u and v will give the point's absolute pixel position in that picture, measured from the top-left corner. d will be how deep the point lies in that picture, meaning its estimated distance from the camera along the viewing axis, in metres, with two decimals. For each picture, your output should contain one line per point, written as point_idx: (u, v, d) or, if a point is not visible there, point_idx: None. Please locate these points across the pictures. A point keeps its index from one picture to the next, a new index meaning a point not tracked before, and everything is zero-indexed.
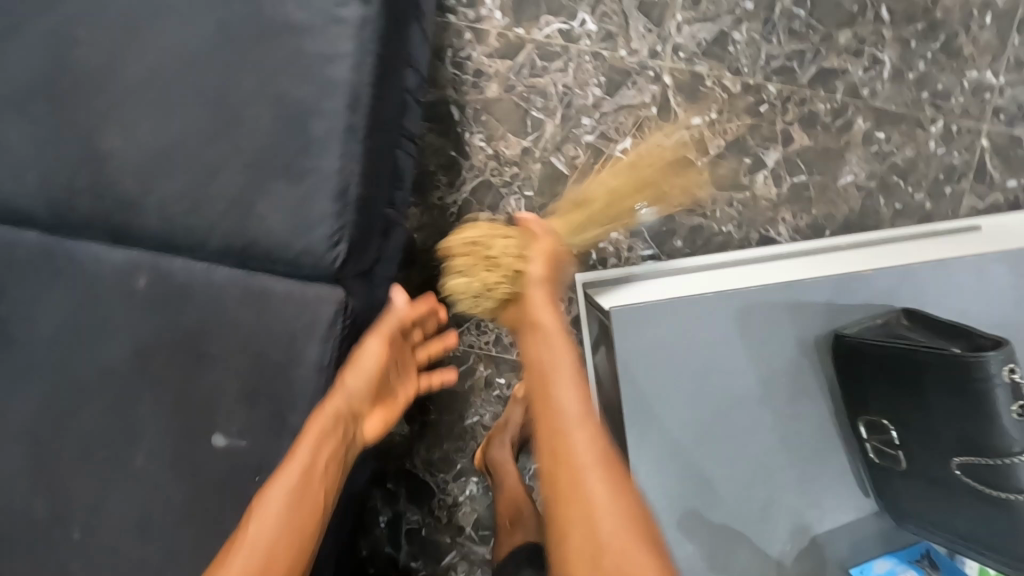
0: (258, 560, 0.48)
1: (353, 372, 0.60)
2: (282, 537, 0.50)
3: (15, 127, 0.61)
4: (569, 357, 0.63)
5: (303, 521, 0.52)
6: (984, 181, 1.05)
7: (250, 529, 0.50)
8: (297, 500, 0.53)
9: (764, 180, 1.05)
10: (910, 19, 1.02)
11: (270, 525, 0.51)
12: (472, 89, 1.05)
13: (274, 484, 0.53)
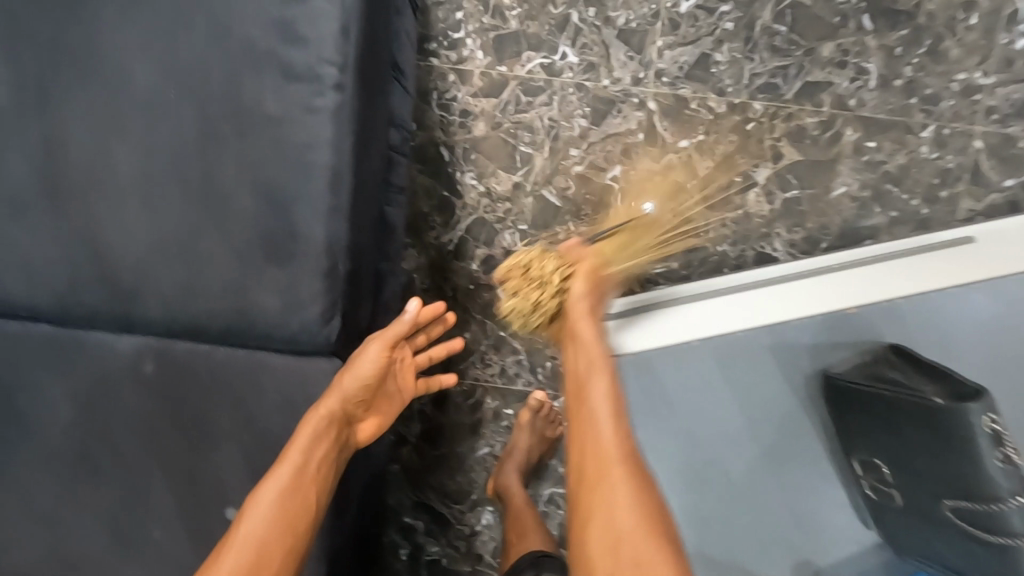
0: (245, 560, 0.54)
1: (344, 380, 0.62)
2: (271, 538, 0.56)
3: (15, 227, 0.63)
4: (603, 392, 0.73)
5: (287, 532, 0.57)
6: (980, 183, 1.04)
7: (240, 528, 0.56)
8: (286, 498, 0.57)
9: (756, 198, 1.06)
10: (893, 26, 1.01)
11: (259, 521, 0.56)
12: (460, 129, 1.06)
13: (266, 484, 0.58)
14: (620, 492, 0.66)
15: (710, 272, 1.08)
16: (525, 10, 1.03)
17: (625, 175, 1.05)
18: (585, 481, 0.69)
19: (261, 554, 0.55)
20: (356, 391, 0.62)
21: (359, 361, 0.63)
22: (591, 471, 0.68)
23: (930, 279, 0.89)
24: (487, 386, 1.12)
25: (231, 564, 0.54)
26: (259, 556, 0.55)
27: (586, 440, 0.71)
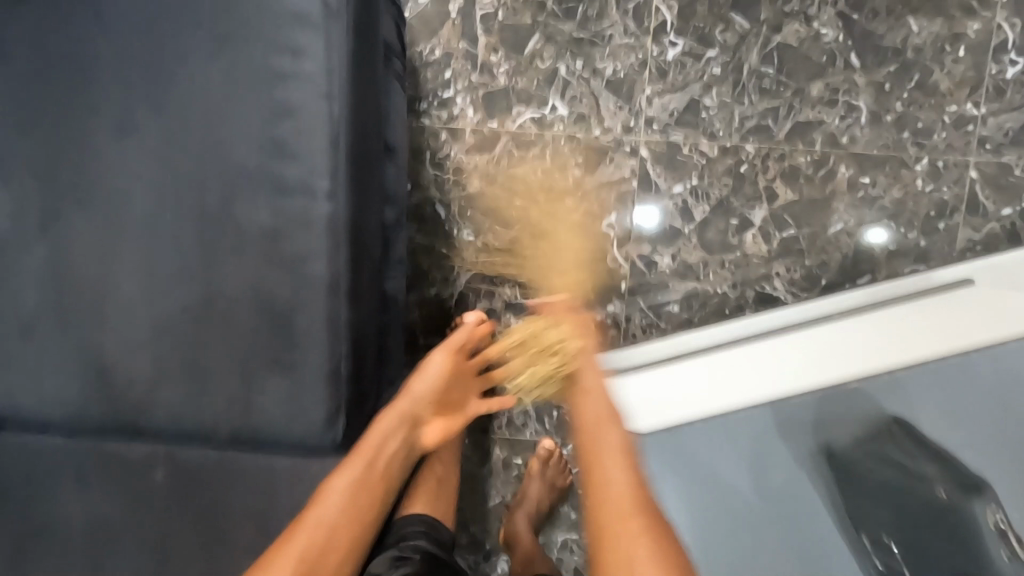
0: (322, 532, 0.60)
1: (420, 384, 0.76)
2: (337, 527, 0.61)
3: (15, 350, 0.63)
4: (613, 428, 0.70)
5: (352, 523, 0.63)
6: (977, 213, 1.04)
7: (314, 513, 0.61)
8: (356, 488, 0.63)
9: (754, 238, 1.06)
10: (881, 62, 1.01)
11: (332, 507, 0.62)
12: (454, 186, 1.07)
13: (338, 475, 0.63)
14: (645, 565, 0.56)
15: (712, 313, 1.08)
16: (513, 66, 1.04)
17: (622, 223, 1.06)
18: (591, 498, 0.63)
19: (329, 540, 0.60)
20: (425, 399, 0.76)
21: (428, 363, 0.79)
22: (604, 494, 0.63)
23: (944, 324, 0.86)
24: (496, 436, 1.13)
25: (302, 546, 0.58)
26: (327, 540, 0.60)
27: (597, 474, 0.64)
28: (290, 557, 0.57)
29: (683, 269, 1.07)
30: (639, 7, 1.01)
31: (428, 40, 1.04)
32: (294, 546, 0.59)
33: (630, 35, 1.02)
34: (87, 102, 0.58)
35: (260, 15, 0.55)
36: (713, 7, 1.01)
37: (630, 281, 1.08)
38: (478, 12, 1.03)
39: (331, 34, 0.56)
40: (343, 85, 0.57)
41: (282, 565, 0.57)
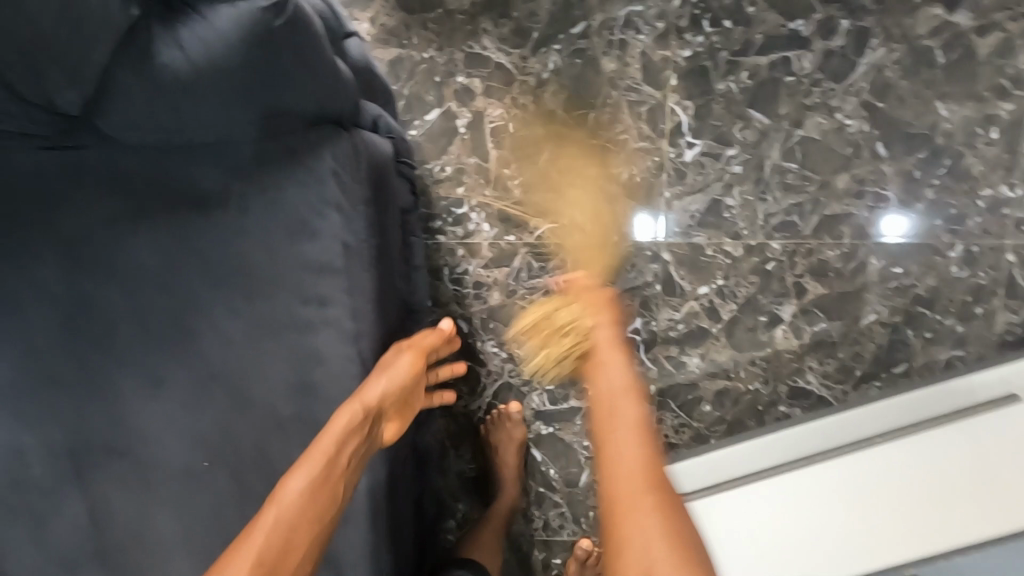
0: (275, 534, 0.49)
1: (381, 381, 0.56)
2: (297, 530, 0.50)
3: None
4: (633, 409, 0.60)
5: (318, 529, 0.51)
6: (1016, 296, 1.00)
7: (269, 514, 0.50)
8: (315, 485, 0.51)
9: (784, 334, 1.04)
10: (910, 150, 0.97)
11: (291, 507, 0.50)
12: (474, 301, 1.05)
13: (296, 470, 0.51)
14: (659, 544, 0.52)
15: (745, 410, 1.06)
16: (527, 178, 1.01)
17: (648, 328, 1.04)
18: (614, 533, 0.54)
19: (287, 547, 0.49)
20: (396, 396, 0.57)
21: (393, 361, 0.58)
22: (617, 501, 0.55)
23: (989, 477, 0.78)
24: (534, 538, 1.12)
25: (253, 554, 0.48)
26: (285, 544, 0.49)
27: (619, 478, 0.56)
28: (239, 568, 0.47)
29: (714, 368, 1.05)
30: (653, 109, 0.98)
31: (438, 157, 1.01)
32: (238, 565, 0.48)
33: (646, 139, 0.99)
34: (119, 354, 0.58)
35: (283, 267, 0.55)
36: (730, 105, 0.97)
37: (660, 383, 1.06)
38: (486, 125, 1.00)
39: (355, 276, 0.55)
40: (369, 318, 0.57)
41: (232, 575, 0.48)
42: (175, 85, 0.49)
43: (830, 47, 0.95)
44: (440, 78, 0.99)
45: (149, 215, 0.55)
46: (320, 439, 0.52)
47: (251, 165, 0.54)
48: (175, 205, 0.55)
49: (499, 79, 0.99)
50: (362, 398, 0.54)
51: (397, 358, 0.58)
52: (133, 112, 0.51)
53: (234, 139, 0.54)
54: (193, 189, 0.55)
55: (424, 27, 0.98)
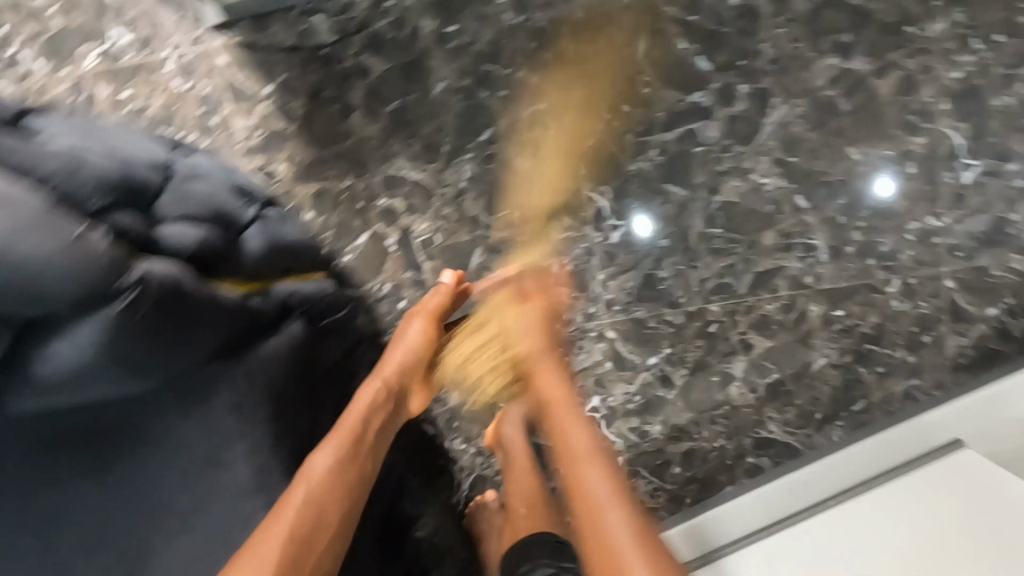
0: (304, 511, 0.62)
1: (398, 355, 0.87)
2: (323, 502, 0.63)
3: None
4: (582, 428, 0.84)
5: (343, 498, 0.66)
6: (962, 320, 1.00)
7: (298, 495, 0.62)
8: (339, 469, 0.67)
9: (739, 390, 1.05)
10: (830, 197, 0.98)
11: (323, 473, 0.65)
12: (434, 404, 1.10)
13: (319, 451, 0.67)
14: (617, 511, 0.75)
15: (715, 466, 1.07)
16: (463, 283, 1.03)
17: (605, 404, 1.06)
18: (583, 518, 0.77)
19: (318, 515, 0.63)
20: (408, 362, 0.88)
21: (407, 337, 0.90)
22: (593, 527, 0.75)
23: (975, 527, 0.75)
24: None
25: (284, 532, 0.60)
26: (316, 519, 0.63)
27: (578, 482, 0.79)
28: (280, 534, 0.59)
29: (677, 432, 1.07)
30: (572, 199, 1.00)
31: (375, 276, 1.03)
32: (269, 542, 0.59)
33: (571, 229, 1.01)
34: None
35: (203, 490, 0.58)
36: (646, 183, 0.99)
37: (628, 454, 1.07)
38: (415, 241, 1.03)
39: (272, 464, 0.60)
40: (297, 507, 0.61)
41: (274, 537, 0.59)
42: (61, 384, 0.48)
43: (732, 112, 0.96)
44: (363, 203, 1.02)
45: (55, 476, 0.55)
46: (347, 419, 0.74)
47: (145, 413, 0.56)
48: (79, 464, 0.55)
49: (419, 195, 1.01)
50: (379, 382, 0.79)
51: (411, 334, 0.91)
52: (30, 406, 0.50)
53: (132, 398, 0.54)
54: (95, 447, 0.56)
55: (339, 157, 1.01)
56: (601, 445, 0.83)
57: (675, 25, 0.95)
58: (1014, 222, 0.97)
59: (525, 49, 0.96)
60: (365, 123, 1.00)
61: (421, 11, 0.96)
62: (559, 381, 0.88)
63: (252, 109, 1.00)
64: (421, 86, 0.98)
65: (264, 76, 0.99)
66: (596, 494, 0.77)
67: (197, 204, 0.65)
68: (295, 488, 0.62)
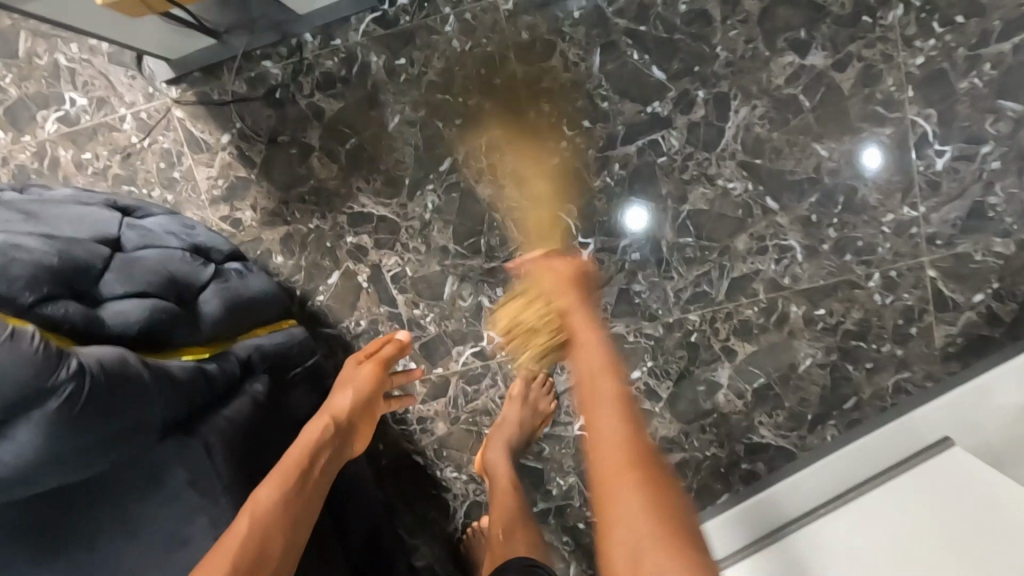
0: (253, 540, 0.56)
1: (343, 397, 0.79)
2: (270, 528, 0.58)
3: None
4: (608, 379, 0.60)
5: (292, 532, 0.61)
6: (947, 309, 0.98)
7: (244, 523, 0.57)
8: (289, 494, 0.62)
9: (726, 397, 1.04)
10: (800, 196, 0.96)
11: (269, 503, 0.60)
12: (422, 435, 1.09)
13: (266, 482, 0.62)
14: (620, 485, 0.52)
15: (709, 475, 1.06)
16: (439, 314, 1.03)
17: (592, 421, 1.05)
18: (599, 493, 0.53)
19: (264, 545, 0.57)
20: (354, 405, 0.79)
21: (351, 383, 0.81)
22: (603, 493, 0.52)
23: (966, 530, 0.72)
24: None
25: (228, 565, 0.54)
26: (264, 543, 0.57)
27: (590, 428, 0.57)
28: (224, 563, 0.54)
29: (667, 443, 1.06)
30: (539, 221, 0.99)
31: (351, 314, 1.03)
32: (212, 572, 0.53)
33: None
34: None
35: (166, 568, 0.59)
36: (612, 199, 0.97)
37: None
38: (387, 275, 1.02)
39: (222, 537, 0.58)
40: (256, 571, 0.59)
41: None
42: (7, 485, 0.49)
43: (693, 119, 0.94)
44: (331, 242, 1.02)
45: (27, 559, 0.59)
46: (294, 447, 0.68)
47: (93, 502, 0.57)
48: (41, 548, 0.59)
49: (385, 230, 1.01)
50: (329, 413, 0.75)
51: (359, 376, 0.83)
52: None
53: (86, 485, 0.56)
54: (61, 527, 0.58)
55: (303, 199, 1.01)
56: (626, 404, 0.57)
57: (626, 37, 0.92)
58: (991, 205, 0.95)
59: (477, 74, 0.95)
60: (325, 163, 0.99)
61: (368, 45, 0.96)
62: (592, 330, 0.68)
63: (213, 159, 1.00)
64: (377, 122, 0.98)
65: (220, 125, 0.99)
66: (601, 420, 0.57)
67: (146, 273, 0.64)
68: (241, 518, 0.58)
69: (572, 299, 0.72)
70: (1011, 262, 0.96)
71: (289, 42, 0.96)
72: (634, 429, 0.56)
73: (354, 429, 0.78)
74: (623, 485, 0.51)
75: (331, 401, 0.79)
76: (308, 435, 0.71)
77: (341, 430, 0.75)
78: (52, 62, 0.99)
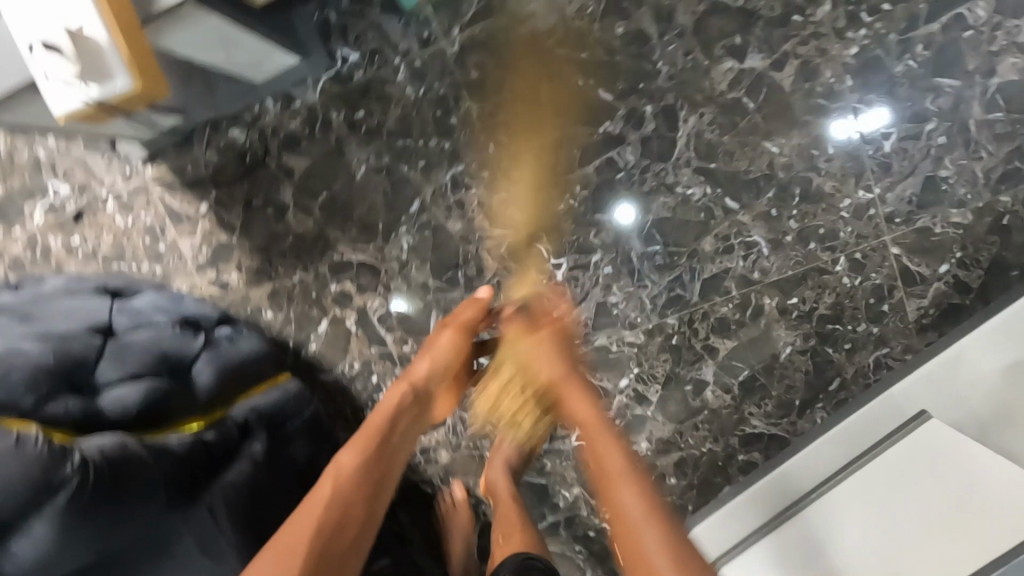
0: (334, 504, 0.70)
1: (422, 363, 0.88)
2: (349, 493, 0.72)
3: None
4: (614, 446, 0.76)
5: (364, 501, 0.73)
6: (916, 283, 1.01)
7: (327, 490, 0.71)
8: (366, 464, 0.76)
9: (714, 393, 1.06)
10: (758, 193, 0.99)
11: (347, 472, 0.74)
12: (427, 464, 1.12)
13: (348, 450, 0.76)
14: (650, 533, 0.66)
15: (709, 470, 1.08)
16: None
17: None
18: (623, 549, 0.67)
19: (344, 510, 0.70)
20: (435, 371, 0.88)
21: (435, 346, 0.89)
22: (630, 546, 0.66)
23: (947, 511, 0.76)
24: None
25: (315, 522, 0.67)
26: (345, 505, 0.71)
27: (613, 502, 0.71)
28: (309, 525, 0.67)
29: (664, 445, 1.08)
30: (511, 247, 1.02)
31: (344, 356, 1.06)
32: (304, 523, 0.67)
33: (517, 275, 1.03)
34: None
35: None
36: (578, 218, 1.01)
37: None
38: (373, 316, 1.05)
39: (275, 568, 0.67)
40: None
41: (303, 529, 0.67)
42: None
43: (644, 133, 0.98)
44: (316, 292, 1.05)
45: None
46: (376, 414, 0.82)
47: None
48: None
49: (366, 274, 1.05)
50: (407, 382, 0.85)
51: (439, 345, 0.89)
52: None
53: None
54: None
55: (285, 255, 1.05)
56: (644, 483, 0.71)
57: (570, 64, 0.97)
58: (944, 178, 0.98)
59: (433, 116, 0.99)
60: (301, 218, 1.04)
61: (327, 103, 1.00)
62: (582, 395, 0.83)
63: (194, 228, 1.05)
64: (345, 173, 1.02)
65: (197, 195, 1.04)
66: (616, 486, 0.71)
67: (138, 356, 0.70)
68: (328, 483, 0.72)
69: (555, 361, 0.86)
70: (971, 230, 0.99)
71: (252, 109, 1.01)
72: (647, 500, 0.69)
73: (430, 395, 0.88)
74: (647, 532, 0.66)
75: (411, 368, 0.88)
76: (386, 409, 0.83)
77: (420, 397, 0.87)
78: (33, 157, 1.04)
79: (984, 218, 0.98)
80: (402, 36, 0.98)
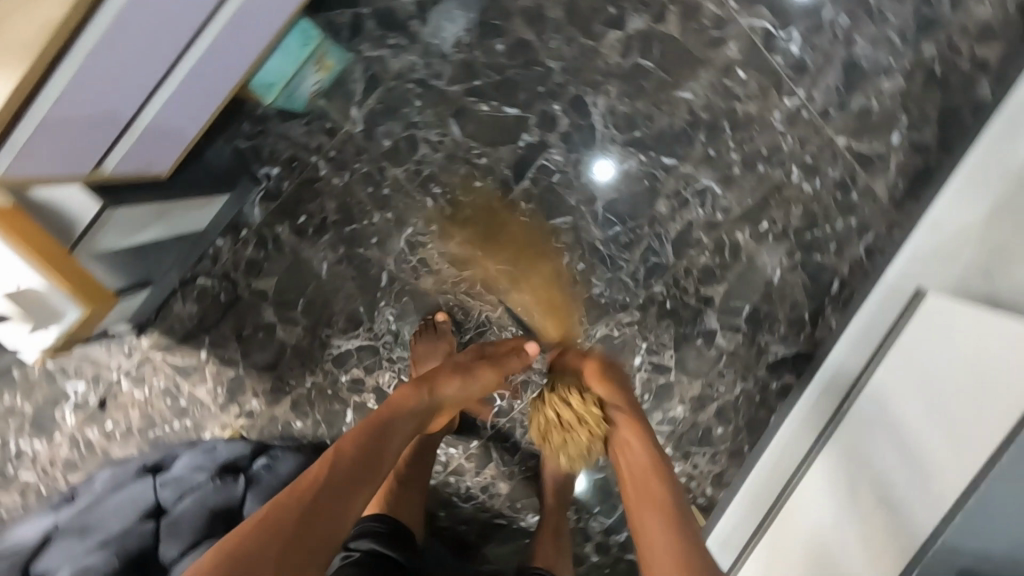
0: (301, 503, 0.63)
1: (449, 378, 0.82)
2: (317, 504, 0.64)
3: None
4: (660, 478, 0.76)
5: (341, 525, 0.65)
6: (876, 162, 0.99)
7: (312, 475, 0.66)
8: (354, 459, 0.70)
9: (726, 337, 1.07)
10: (690, 141, 1.00)
11: (342, 457, 0.69)
12: (493, 499, 1.14)
13: (348, 436, 0.72)
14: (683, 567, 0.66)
15: (750, 409, 1.07)
16: None
17: None
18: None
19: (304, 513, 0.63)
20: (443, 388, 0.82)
21: (466, 364, 0.85)
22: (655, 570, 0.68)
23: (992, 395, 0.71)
24: None
25: (283, 518, 0.61)
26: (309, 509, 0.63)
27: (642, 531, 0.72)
28: (268, 523, 0.61)
29: (698, 401, 1.08)
30: (485, 280, 1.05)
31: None
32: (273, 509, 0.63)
33: (499, 305, 1.05)
34: None
35: None
36: (534, 231, 1.03)
37: (671, 443, 1.10)
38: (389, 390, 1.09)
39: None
40: None
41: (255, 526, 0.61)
42: None
43: (561, 130, 1.00)
44: (331, 389, 1.10)
45: None
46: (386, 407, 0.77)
47: None
48: None
49: (368, 355, 1.09)
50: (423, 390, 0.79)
51: (465, 362, 0.85)
52: None
53: None
54: None
55: (291, 366, 1.10)
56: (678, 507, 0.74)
57: (469, 97, 1.00)
58: (860, 56, 0.97)
59: (368, 194, 1.03)
60: (290, 329, 1.09)
61: (271, 220, 1.05)
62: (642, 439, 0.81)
63: (203, 375, 1.11)
64: (311, 275, 1.07)
65: (194, 345, 1.10)
66: (647, 513, 0.73)
67: (189, 528, 0.81)
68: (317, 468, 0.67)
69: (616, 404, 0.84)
70: (908, 93, 0.97)
71: (209, 252, 1.07)
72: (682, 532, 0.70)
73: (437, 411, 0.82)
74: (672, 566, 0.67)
75: (437, 377, 0.82)
76: (396, 409, 0.77)
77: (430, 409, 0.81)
78: (44, 369, 1.12)
79: (916, 77, 0.97)
80: (311, 135, 1.02)
